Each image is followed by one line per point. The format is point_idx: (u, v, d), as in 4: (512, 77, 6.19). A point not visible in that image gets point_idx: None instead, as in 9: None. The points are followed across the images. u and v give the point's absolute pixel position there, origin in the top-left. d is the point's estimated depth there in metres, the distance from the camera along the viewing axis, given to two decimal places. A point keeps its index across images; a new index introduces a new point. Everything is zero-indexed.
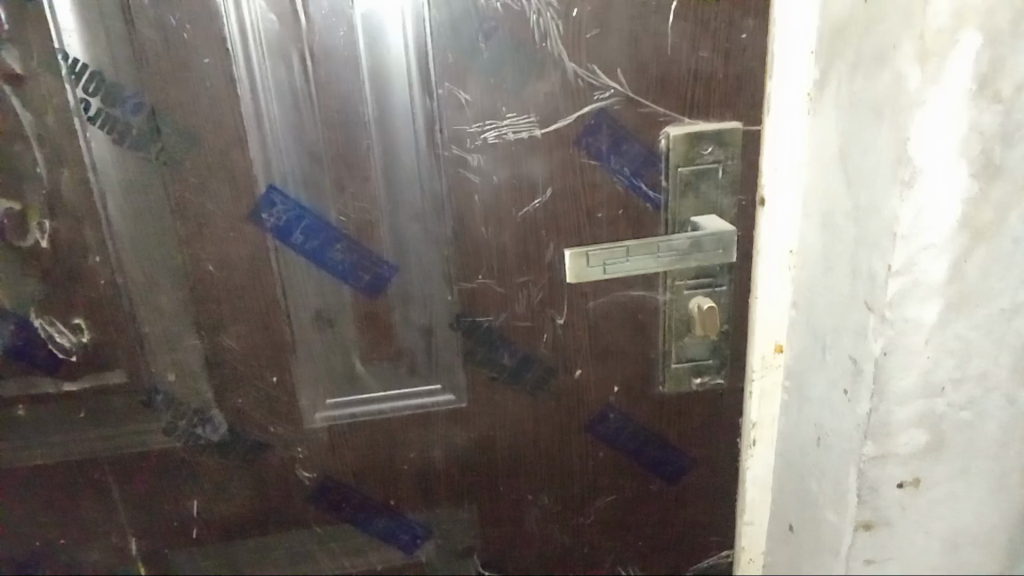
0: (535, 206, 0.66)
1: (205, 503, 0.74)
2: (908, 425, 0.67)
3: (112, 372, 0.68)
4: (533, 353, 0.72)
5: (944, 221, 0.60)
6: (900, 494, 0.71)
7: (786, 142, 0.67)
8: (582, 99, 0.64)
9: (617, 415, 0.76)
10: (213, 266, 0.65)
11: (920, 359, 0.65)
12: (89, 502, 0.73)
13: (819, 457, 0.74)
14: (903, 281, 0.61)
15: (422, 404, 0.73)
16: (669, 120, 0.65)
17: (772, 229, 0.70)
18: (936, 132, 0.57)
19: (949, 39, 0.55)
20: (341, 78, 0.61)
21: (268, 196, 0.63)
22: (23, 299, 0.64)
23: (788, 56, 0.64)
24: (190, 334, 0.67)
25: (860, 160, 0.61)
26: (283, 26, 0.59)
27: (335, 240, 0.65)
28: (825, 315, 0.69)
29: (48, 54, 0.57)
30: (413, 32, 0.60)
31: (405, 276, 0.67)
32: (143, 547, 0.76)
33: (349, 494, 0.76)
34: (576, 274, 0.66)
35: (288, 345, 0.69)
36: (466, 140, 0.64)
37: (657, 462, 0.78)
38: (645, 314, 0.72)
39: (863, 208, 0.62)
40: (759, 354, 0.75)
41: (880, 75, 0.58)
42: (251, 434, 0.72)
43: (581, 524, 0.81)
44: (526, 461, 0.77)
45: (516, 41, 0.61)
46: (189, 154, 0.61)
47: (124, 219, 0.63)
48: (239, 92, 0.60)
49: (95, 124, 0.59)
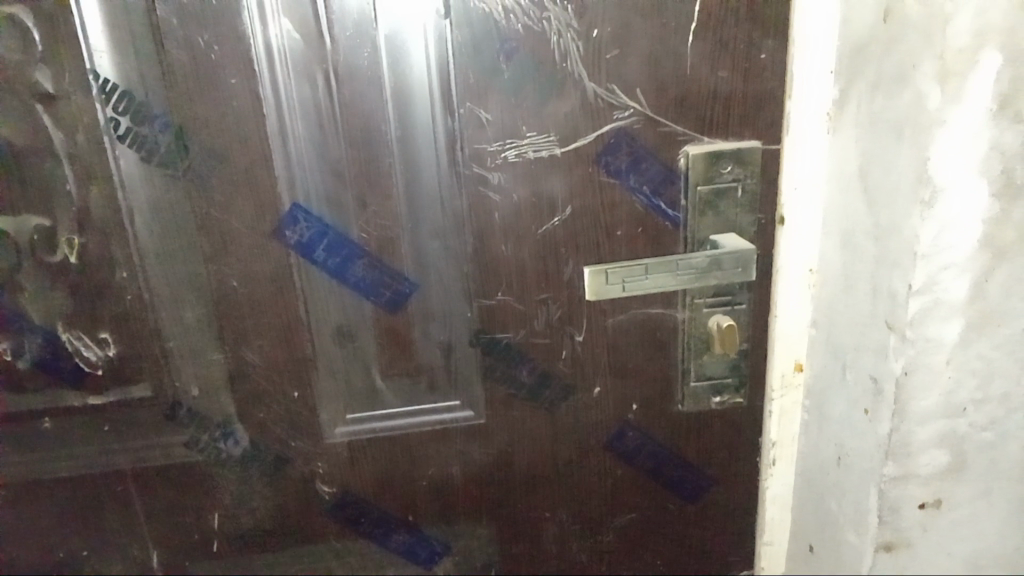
0: (555, 224, 0.67)
1: (226, 516, 0.75)
2: (929, 445, 0.67)
3: (136, 386, 0.69)
4: (551, 369, 0.72)
5: (965, 241, 0.60)
6: (921, 514, 0.70)
7: (805, 160, 0.67)
8: (602, 118, 0.64)
9: (636, 433, 0.76)
10: (237, 282, 0.66)
11: (942, 379, 0.64)
12: (112, 514, 0.73)
13: (839, 478, 0.73)
14: (924, 300, 0.61)
15: (442, 420, 0.73)
16: (688, 139, 0.66)
17: (792, 248, 0.70)
18: (956, 152, 0.57)
19: (969, 59, 0.55)
20: (365, 97, 0.62)
21: (292, 214, 0.64)
22: (51, 314, 0.65)
23: (807, 76, 0.65)
24: (214, 348, 0.68)
25: (880, 179, 0.62)
26: (309, 47, 0.60)
27: (357, 256, 0.66)
28: (845, 334, 0.69)
29: (81, 74, 0.59)
30: (435, 53, 0.61)
31: (426, 292, 0.68)
32: (164, 560, 0.76)
33: (368, 509, 0.76)
34: (596, 291, 0.67)
35: (309, 360, 0.70)
36: (487, 158, 0.64)
37: (676, 480, 0.78)
38: (664, 332, 0.72)
39: (883, 227, 0.62)
40: (779, 372, 0.75)
41: (900, 95, 0.58)
42: (272, 448, 0.73)
43: (599, 542, 0.80)
44: (544, 478, 0.77)
45: (537, 61, 0.62)
46: (215, 171, 0.62)
47: (151, 235, 0.64)
48: (265, 110, 0.61)
49: (124, 143, 0.61)
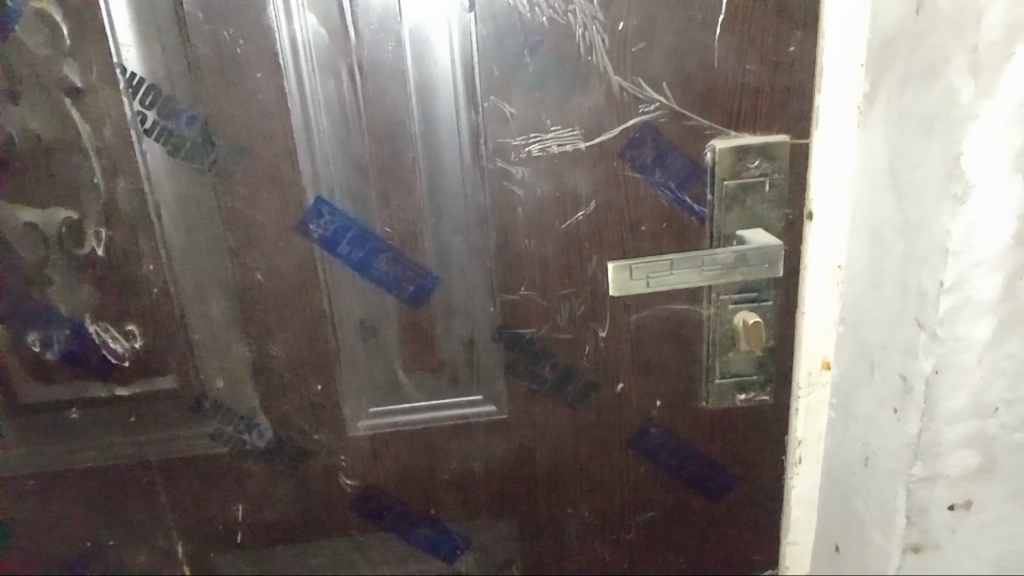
0: (578, 218, 0.66)
1: (249, 508, 0.75)
2: (958, 445, 0.66)
3: (162, 378, 0.69)
4: (574, 365, 0.72)
5: (996, 238, 0.59)
6: (949, 515, 0.69)
7: (833, 156, 0.66)
8: (627, 112, 0.64)
9: (659, 430, 0.75)
10: (261, 276, 0.66)
11: (972, 378, 0.63)
12: (138, 504, 0.74)
13: (865, 478, 0.72)
14: (955, 298, 0.60)
15: (464, 414, 0.73)
16: (714, 133, 0.65)
17: (819, 245, 0.69)
18: (988, 147, 0.56)
19: (1002, 52, 0.54)
20: (388, 92, 0.61)
21: (315, 208, 0.65)
22: (79, 306, 0.66)
23: (835, 69, 0.63)
24: (237, 341, 0.69)
25: (910, 175, 0.61)
26: (333, 40, 0.60)
27: (381, 251, 0.66)
28: (873, 333, 0.68)
29: (108, 69, 0.59)
30: (458, 47, 0.61)
31: (448, 287, 0.68)
32: (188, 550, 0.77)
33: (390, 503, 0.76)
34: (619, 287, 0.66)
35: (332, 354, 0.70)
36: (511, 153, 0.64)
37: (700, 479, 0.77)
38: (688, 329, 0.71)
39: (912, 224, 0.61)
40: (805, 371, 0.74)
41: (930, 89, 0.57)
42: (295, 441, 0.73)
43: (621, 539, 0.80)
44: (567, 474, 0.76)
45: (561, 54, 0.61)
46: (240, 165, 0.63)
47: (177, 228, 0.64)
48: (288, 104, 0.61)
49: (151, 136, 0.61)
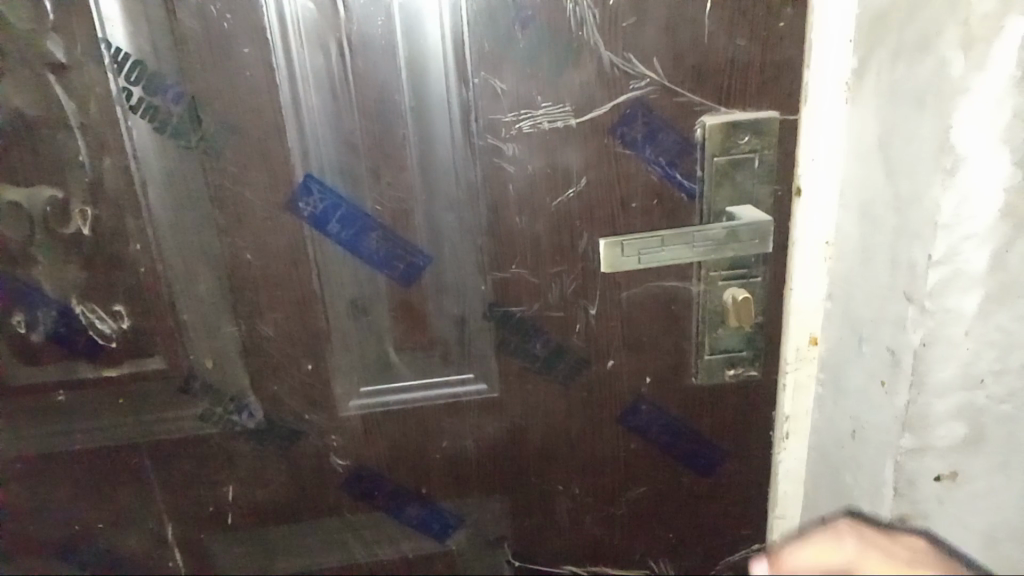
0: (569, 196, 0.66)
1: (240, 488, 0.75)
2: (947, 418, 0.65)
3: (151, 359, 0.69)
4: (565, 343, 0.72)
5: (987, 210, 0.58)
6: (936, 487, 0.68)
7: (823, 132, 0.67)
8: (618, 88, 0.63)
9: (649, 406, 0.76)
10: (250, 255, 0.66)
11: (961, 351, 0.63)
12: (127, 487, 0.74)
13: (854, 452, 0.72)
14: (944, 271, 0.60)
15: (455, 393, 0.73)
16: (705, 109, 0.65)
17: (808, 220, 0.69)
18: (980, 119, 0.56)
19: (994, 24, 0.54)
20: (379, 68, 0.61)
21: (305, 185, 0.64)
22: (65, 286, 0.65)
23: (827, 45, 0.64)
24: (227, 321, 0.68)
25: (901, 148, 0.60)
26: (322, 15, 0.59)
27: (371, 229, 0.66)
28: (863, 307, 0.67)
29: (93, 44, 0.58)
30: (449, 21, 0.60)
31: (440, 265, 0.68)
32: (179, 533, 0.77)
33: (381, 483, 0.76)
34: (610, 263, 0.66)
35: (323, 333, 0.69)
36: (502, 129, 0.64)
37: (690, 454, 0.78)
38: (679, 305, 0.72)
39: (903, 196, 0.61)
40: (794, 347, 0.74)
41: (922, 62, 0.57)
42: (286, 421, 0.73)
43: (612, 515, 0.80)
44: (558, 451, 0.77)
45: (552, 29, 0.61)
46: (228, 142, 0.62)
47: (165, 207, 0.64)
48: (277, 79, 0.61)
49: (137, 113, 0.60)
